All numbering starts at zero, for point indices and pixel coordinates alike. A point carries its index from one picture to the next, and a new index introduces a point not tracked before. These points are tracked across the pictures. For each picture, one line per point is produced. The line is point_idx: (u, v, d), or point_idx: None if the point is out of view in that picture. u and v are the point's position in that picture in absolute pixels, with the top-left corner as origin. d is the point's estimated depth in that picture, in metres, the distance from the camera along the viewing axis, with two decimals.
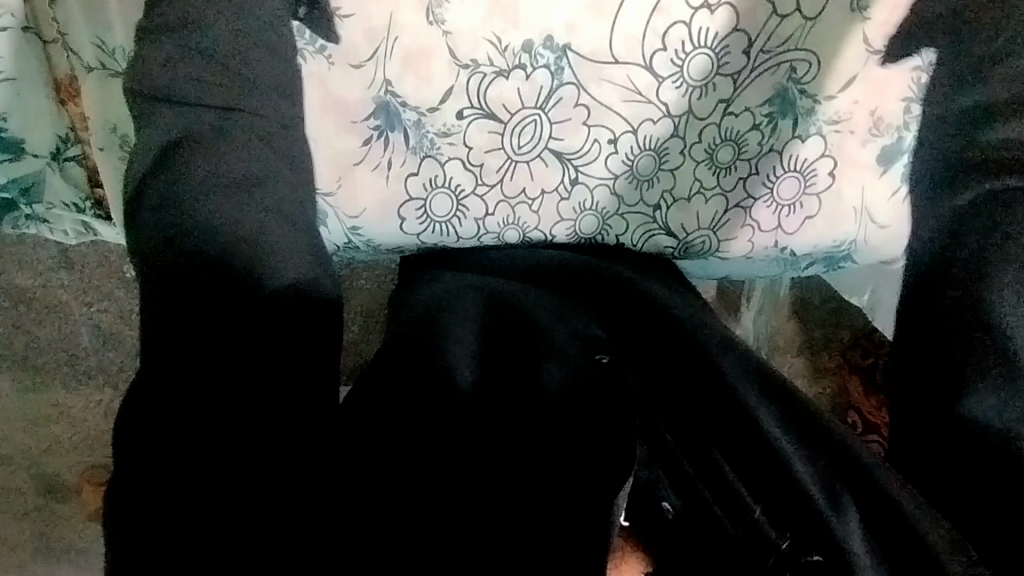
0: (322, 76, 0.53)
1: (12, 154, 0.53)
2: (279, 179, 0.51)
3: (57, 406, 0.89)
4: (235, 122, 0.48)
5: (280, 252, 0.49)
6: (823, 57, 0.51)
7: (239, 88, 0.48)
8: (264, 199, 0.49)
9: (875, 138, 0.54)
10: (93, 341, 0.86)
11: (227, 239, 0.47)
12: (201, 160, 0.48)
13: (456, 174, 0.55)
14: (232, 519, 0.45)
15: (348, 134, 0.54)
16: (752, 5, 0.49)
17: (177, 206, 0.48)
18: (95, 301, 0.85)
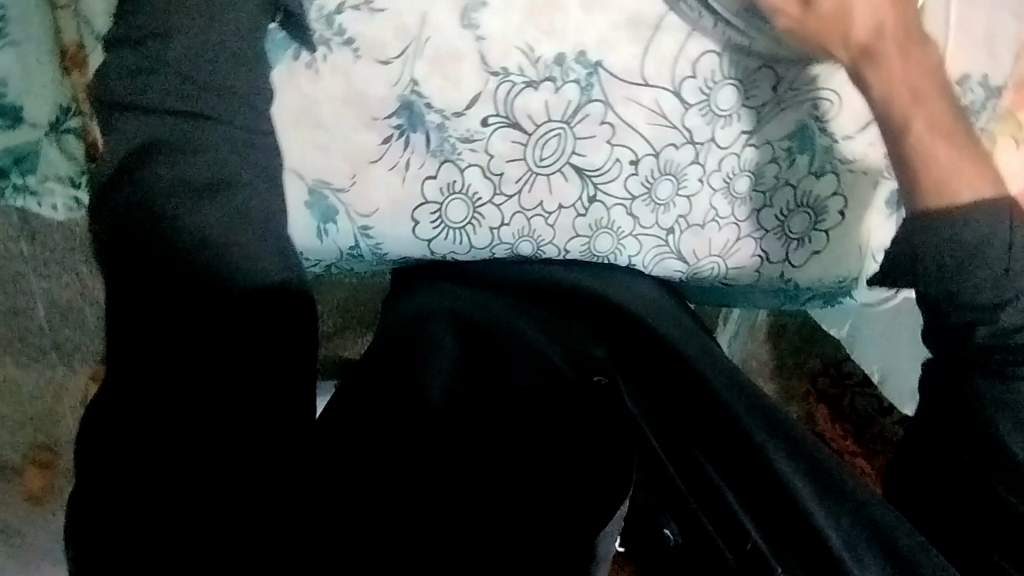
0: (345, 69, 0.51)
1: (10, 119, 0.51)
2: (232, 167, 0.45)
3: (9, 382, 0.85)
4: (197, 126, 0.44)
5: (246, 250, 0.44)
6: (846, 99, 0.52)
7: (194, 81, 0.43)
8: (226, 193, 0.44)
9: (884, 181, 0.55)
10: (48, 316, 0.82)
11: (192, 233, 0.43)
12: (155, 154, 0.43)
13: (475, 181, 0.55)
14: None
15: (368, 131, 0.53)
16: (784, 42, 0.50)
17: (141, 196, 0.43)
18: (50, 273, 0.79)
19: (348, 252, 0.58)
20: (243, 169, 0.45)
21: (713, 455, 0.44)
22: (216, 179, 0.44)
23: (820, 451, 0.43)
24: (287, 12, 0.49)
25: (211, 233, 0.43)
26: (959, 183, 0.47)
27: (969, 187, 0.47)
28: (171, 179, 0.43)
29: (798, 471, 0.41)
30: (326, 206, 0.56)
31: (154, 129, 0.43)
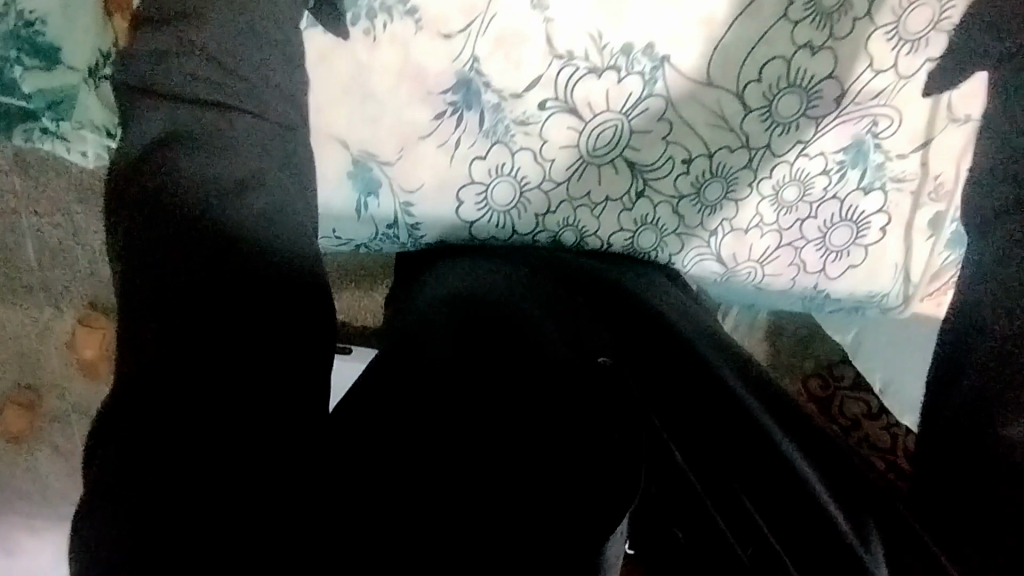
0: (405, 40, 0.49)
1: (48, 61, 0.49)
2: (254, 130, 0.42)
3: None
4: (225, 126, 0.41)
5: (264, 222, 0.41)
6: (906, 118, 0.51)
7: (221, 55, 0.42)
8: (241, 153, 0.41)
9: (931, 203, 0.55)
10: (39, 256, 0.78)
11: (198, 197, 0.39)
12: (173, 124, 0.41)
13: (525, 165, 0.54)
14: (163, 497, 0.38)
15: (421, 105, 0.52)
16: (854, 55, 0.49)
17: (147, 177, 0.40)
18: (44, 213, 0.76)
19: (384, 229, 0.57)
20: (266, 158, 0.43)
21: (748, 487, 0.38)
22: (239, 148, 0.41)
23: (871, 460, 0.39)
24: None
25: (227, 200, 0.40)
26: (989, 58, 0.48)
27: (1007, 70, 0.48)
28: (184, 167, 0.40)
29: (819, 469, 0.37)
30: (364, 177, 0.54)
31: (181, 121, 0.41)
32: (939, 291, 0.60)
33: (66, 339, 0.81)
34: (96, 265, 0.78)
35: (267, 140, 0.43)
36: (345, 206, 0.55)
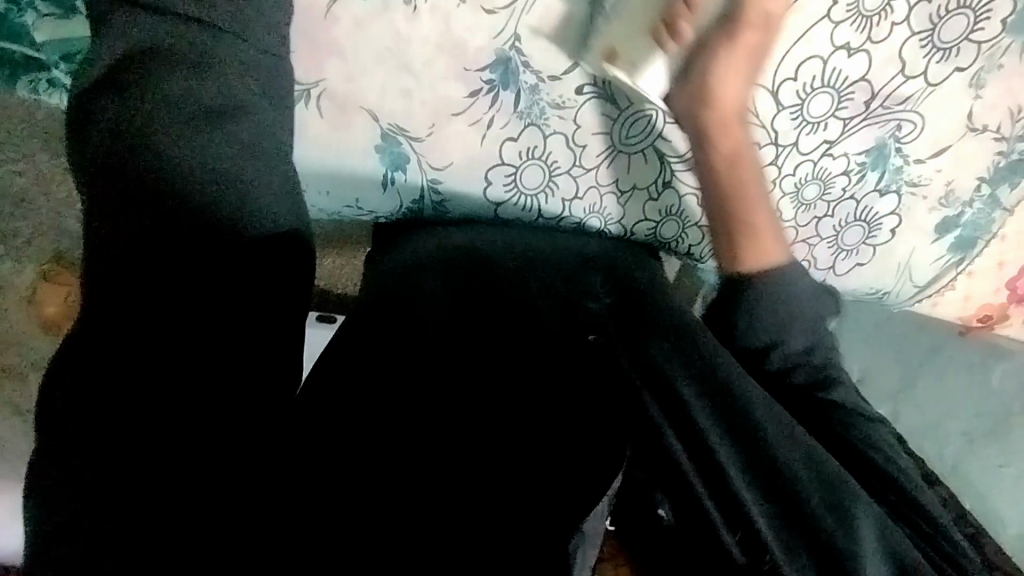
0: (445, 12, 0.48)
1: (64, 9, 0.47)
2: (193, 53, 0.41)
3: None
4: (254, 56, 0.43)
5: (264, 181, 0.42)
6: (929, 122, 0.53)
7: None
8: (191, 81, 0.41)
9: (942, 208, 0.57)
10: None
11: (159, 120, 0.40)
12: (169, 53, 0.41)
13: (556, 150, 0.54)
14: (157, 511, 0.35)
15: (457, 82, 0.50)
16: (888, 59, 0.50)
17: (139, 101, 0.40)
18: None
19: (408, 205, 0.57)
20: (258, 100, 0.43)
21: (697, 441, 0.49)
22: (181, 68, 0.41)
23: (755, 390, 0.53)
24: None
25: (176, 123, 0.40)
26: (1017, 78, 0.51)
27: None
28: (155, 96, 0.40)
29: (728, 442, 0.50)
30: (395, 153, 0.54)
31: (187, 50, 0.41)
32: (938, 292, 0.63)
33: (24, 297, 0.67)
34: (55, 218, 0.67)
35: (227, 61, 0.42)
36: (368, 179, 0.55)
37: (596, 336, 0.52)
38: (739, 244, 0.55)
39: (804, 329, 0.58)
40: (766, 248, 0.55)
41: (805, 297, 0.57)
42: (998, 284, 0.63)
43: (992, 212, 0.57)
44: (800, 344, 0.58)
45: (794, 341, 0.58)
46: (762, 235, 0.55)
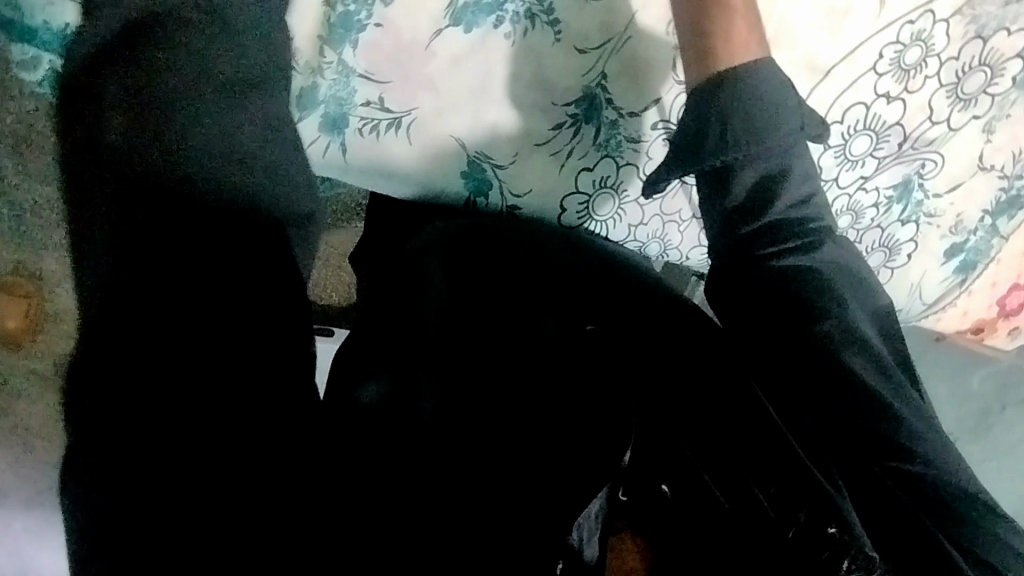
0: (541, 51, 0.51)
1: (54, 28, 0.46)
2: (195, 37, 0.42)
3: None
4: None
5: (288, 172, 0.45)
6: (948, 161, 0.60)
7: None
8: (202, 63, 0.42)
9: (951, 235, 0.65)
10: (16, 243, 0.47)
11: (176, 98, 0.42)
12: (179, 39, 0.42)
13: (627, 179, 0.57)
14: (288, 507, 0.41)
15: (543, 115, 0.53)
16: (919, 107, 0.57)
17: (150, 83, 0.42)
18: None
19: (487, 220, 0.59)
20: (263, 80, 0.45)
21: (741, 422, 0.47)
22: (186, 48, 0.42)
23: (789, 366, 0.49)
24: None
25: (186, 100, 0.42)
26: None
27: None
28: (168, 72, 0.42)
29: (729, 414, 0.47)
30: (450, 164, 0.55)
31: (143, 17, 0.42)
32: (943, 308, 0.71)
33: None
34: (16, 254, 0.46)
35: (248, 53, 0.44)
36: (406, 181, 0.55)
37: (595, 326, 0.52)
38: (716, 34, 0.46)
39: (760, 155, 0.46)
40: (737, 30, 0.46)
41: (738, 120, 0.45)
42: (990, 301, 0.71)
43: (991, 238, 0.66)
44: (754, 179, 0.47)
45: (745, 174, 0.47)
46: (735, 23, 0.46)
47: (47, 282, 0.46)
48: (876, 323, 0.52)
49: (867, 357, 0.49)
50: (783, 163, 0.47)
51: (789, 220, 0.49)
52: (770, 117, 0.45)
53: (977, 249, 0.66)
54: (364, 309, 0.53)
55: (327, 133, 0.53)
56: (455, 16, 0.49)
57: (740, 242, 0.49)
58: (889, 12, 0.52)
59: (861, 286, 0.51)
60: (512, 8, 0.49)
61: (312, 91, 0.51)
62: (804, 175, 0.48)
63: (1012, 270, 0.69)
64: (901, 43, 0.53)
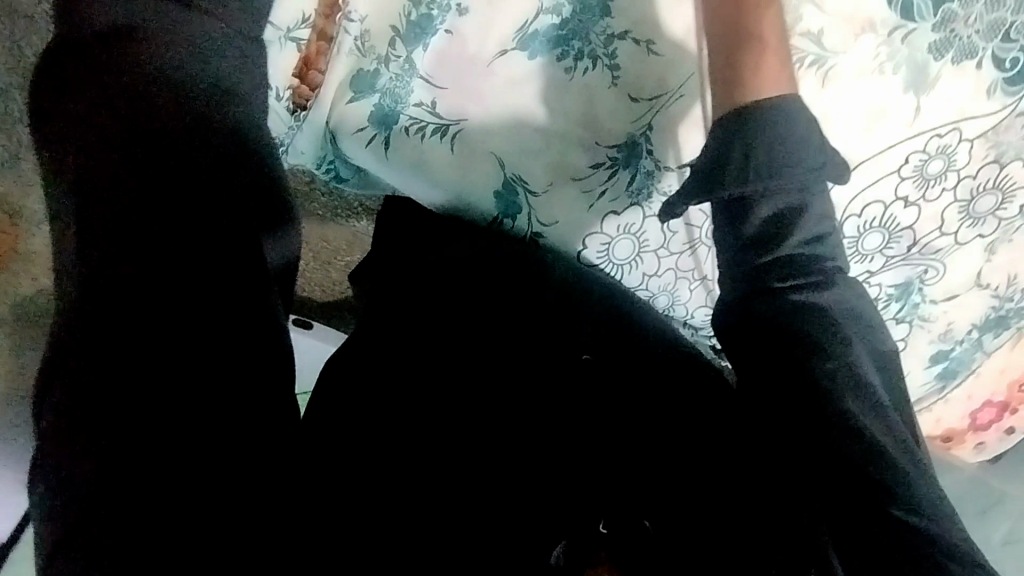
0: (596, 91, 0.52)
1: None
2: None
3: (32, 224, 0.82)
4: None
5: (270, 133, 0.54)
6: (949, 272, 0.63)
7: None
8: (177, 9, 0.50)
9: (939, 342, 0.67)
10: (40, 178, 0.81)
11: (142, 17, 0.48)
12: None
13: (650, 230, 0.58)
14: (272, 500, 0.40)
15: (584, 152, 0.54)
16: (932, 216, 0.59)
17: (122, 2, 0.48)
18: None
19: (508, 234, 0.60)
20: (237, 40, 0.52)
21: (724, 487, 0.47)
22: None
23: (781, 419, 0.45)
24: (568, 27, 0.51)
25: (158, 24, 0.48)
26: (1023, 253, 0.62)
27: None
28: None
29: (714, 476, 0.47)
30: (485, 179, 0.56)
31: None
32: (919, 410, 0.73)
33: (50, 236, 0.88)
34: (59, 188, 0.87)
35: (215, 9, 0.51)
36: (436, 185, 0.56)
37: (590, 357, 0.52)
38: (742, 70, 0.45)
39: (781, 189, 0.44)
40: (766, 68, 0.45)
41: (762, 157, 0.43)
42: (963, 412, 0.73)
43: (975, 351, 0.68)
44: (767, 215, 0.44)
45: (760, 211, 0.44)
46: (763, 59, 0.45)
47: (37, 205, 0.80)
48: (883, 375, 0.47)
49: (872, 419, 0.45)
50: (800, 200, 0.44)
51: (803, 259, 0.45)
52: (792, 158, 0.43)
53: (960, 360, 0.69)
54: (386, 312, 0.53)
55: (373, 127, 0.54)
56: (522, 41, 0.51)
57: (748, 279, 0.46)
58: (924, 122, 0.55)
59: (872, 333, 0.47)
60: (578, 46, 0.51)
61: (373, 75, 0.54)
62: (823, 213, 0.45)
63: (988, 386, 0.71)
64: (926, 154, 0.56)
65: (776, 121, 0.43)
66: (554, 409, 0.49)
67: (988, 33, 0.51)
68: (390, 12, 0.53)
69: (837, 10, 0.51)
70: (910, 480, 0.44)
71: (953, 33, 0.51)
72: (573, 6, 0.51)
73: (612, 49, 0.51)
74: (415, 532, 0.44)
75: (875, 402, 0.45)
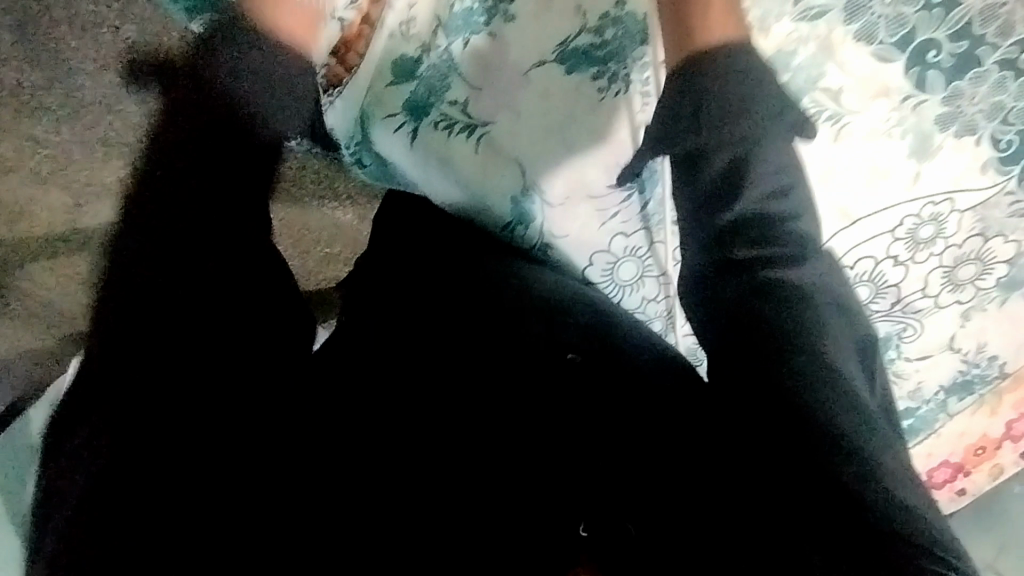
0: (622, 111, 0.54)
1: None
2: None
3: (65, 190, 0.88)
4: None
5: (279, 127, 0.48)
6: (926, 332, 0.66)
7: None
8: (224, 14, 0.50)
9: (907, 398, 0.71)
10: (82, 152, 0.87)
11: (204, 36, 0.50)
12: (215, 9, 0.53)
13: (655, 255, 0.60)
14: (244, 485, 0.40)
15: (605, 170, 0.56)
16: (918, 277, 0.63)
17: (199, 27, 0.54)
18: (66, 119, 0.86)
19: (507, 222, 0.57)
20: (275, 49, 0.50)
21: None
22: None
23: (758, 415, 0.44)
24: (609, 53, 0.53)
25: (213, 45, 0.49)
26: (994, 323, 0.66)
27: (995, 338, 0.67)
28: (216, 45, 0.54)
29: None
30: (505, 181, 0.56)
31: None
32: None
33: (54, 205, 0.88)
34: (80, 152, 0.87)
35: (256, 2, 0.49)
36: (455, 181, 0.57)
37: (576, 357, 0.49)
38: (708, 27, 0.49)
39: (735, 139, 0.47)
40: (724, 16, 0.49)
41: (712, 102, 0.47)
42: (920, 470, 0.76)
43: (938, 412, 0.72)
44: (721, 166, 0.48)
45: (718, 157, 0.48)
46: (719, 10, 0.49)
47: (76, 174, 0.88)
48: (858, 355, 0.47)
49: (839, 393, 0.43)
50: (749, 149, 0.48)
51: (763, 214, 0.48)
52: (739, 105, 0.47)
53: (924, 418, 0.72)
54: (379, 296, 0.51)
55: (405, 114, 0.56)
56: (562, 57, 0.53)
57: (717, 236, 0.49)
58: (922, 188, 0.58)
59: (845, 314, 0.47)
60: (618, 71, 0.53)
61: (414, 62, 0.55)
62: (778, 167, 0.49)
63: (947, 446, 0.74)
64: (919, 218, 0.59)
65: (721, 72, 0.48)
66: (538, 403, 0.47)
67: (990, 113, 0.55)
68: (439, 3, 0.55)
69: (860, 72, 0.54)
70: (887, 462, 0.42)
71: (958, 108, 0.55)
72: (615, 29, 0.53)
73: (643, 75, 0.53)
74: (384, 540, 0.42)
75: (832, 361, 0.44)
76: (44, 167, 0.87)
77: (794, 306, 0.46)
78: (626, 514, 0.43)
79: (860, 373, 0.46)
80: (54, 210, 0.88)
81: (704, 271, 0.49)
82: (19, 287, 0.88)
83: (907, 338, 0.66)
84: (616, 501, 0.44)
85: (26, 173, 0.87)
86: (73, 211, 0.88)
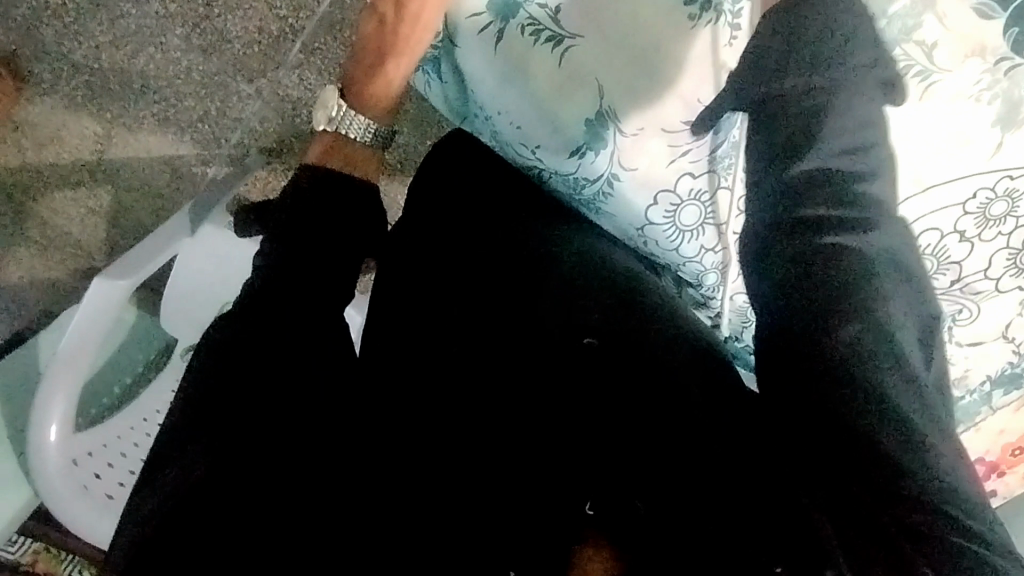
0: (710, 40, 0.54)
1: None
2: None
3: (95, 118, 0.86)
4: None
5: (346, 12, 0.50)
6: (983, 317, 0.64)
7: None
8: None
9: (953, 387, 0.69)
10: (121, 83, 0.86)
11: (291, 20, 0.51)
12: None
13: (719, 202, 0.59)
14: None
15: (682, 105, 0.55)
16: (983, 257, 0.61)
17: None
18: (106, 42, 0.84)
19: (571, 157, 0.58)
20: None
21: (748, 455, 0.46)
22: None
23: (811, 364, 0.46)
24: None
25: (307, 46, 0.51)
26: None
27: None
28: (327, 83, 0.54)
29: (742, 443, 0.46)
30: (581, 102, 0.56)
31: None
32: None
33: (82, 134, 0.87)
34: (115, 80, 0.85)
35: None
36: (530, 96, 0.57)
37: (594, 341, 0.48)
38: None
39: (826, 80, 0.47)
40: None
41: (807, 40, 0.47)
42: None
43: (982, 405, 0.70)
44: (806, 104, 0.47)
45: (804, 97, 0.47)
46: None
47: (111, 102, 0.86)
48: (918, 330, 0.49)
49: (881, 344, 0.46)
50: (834, 96, 0.47)
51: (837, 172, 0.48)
52: (836, 49, 0.47)
53: (967, 410, 0.70)
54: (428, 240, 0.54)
55: (492, 15, 0.56)
56: None
57: (786, 194, 0.48)
58: (1000, 160, 0.57)
59: (909, 285, 0.49)
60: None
61: None
62: (861, 124, 0.48)
63: (983, 444, 0.71)
64: (993, 193, 0.58)
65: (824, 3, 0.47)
66: (551, 382, 0.45)
67: None
68: None
69: (956, 27, 0.53)
70: (925, 426, 0.45)
71: None
72: None
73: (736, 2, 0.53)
74: (384, 491, 0.41)
75: (886, 327, 0.47)
76: (80, 93, 0.85)
77: (861, 275, 0.47)
78: (636, 491, 0.40)
79: (914, 345, 0.48)
80: (84, 135, 0.86)
81: (771, 226, 0.49)
82: (40, 211, 0.87)
83: (961, 322, 0.65)
84: (627, 481, 0.40)
85: (60, 97, 0.85)
86: (101, 141, 0.87)
